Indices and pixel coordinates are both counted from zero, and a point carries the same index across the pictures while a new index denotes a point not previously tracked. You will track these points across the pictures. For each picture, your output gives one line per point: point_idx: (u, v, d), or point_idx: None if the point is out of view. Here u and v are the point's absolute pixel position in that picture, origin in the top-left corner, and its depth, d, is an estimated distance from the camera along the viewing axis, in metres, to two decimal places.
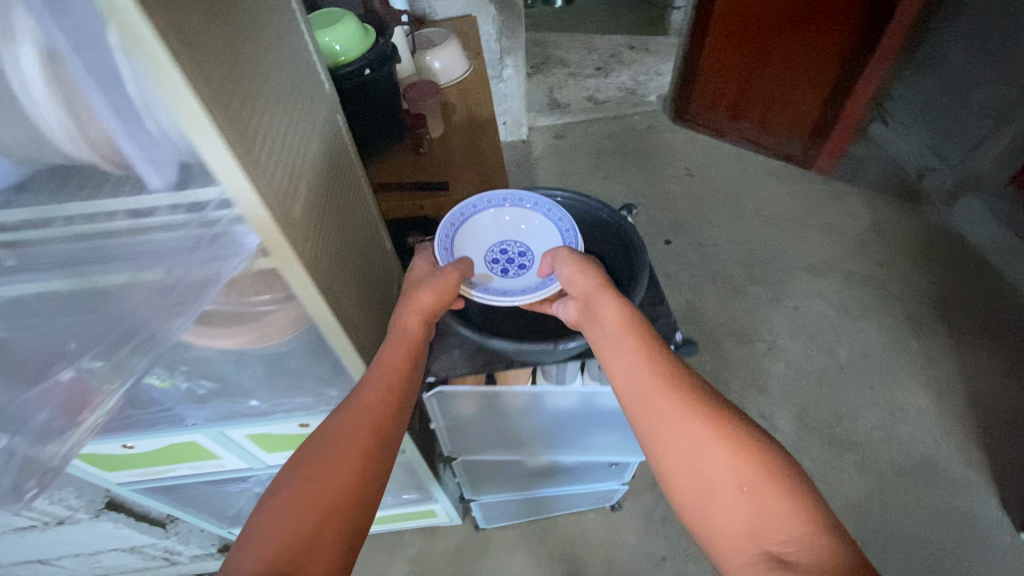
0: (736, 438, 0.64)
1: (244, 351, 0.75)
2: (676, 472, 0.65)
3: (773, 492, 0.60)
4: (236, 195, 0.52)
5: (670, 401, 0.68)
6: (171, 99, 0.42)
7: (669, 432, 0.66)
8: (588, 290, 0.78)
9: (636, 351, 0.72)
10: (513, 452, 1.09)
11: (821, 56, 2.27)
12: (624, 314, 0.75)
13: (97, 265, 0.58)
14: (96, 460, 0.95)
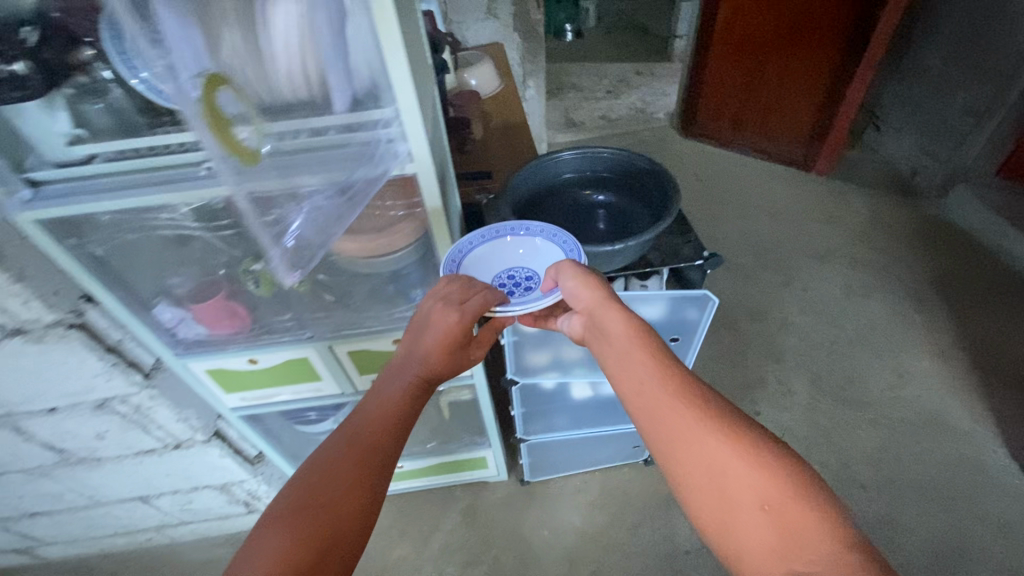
0: (750, 448, 0.66)
1: (367, 261, 0.98)
2: (692, 486, 0.67)
3: (793, 502, 0.62)
4: (401, 105, 0.75)
5: (678, 413, 0.71)
6: (388, 33, 0.67)
7: (685, 445, 0.69)
8: (596, 304, 0.85)
9: (644, 363, 0.77)
10: (566, 374, 1.29)
11: (813, 68, 2.55)
12: (628, 329, 0.81)
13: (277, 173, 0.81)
14: (223, 377, 1.15)
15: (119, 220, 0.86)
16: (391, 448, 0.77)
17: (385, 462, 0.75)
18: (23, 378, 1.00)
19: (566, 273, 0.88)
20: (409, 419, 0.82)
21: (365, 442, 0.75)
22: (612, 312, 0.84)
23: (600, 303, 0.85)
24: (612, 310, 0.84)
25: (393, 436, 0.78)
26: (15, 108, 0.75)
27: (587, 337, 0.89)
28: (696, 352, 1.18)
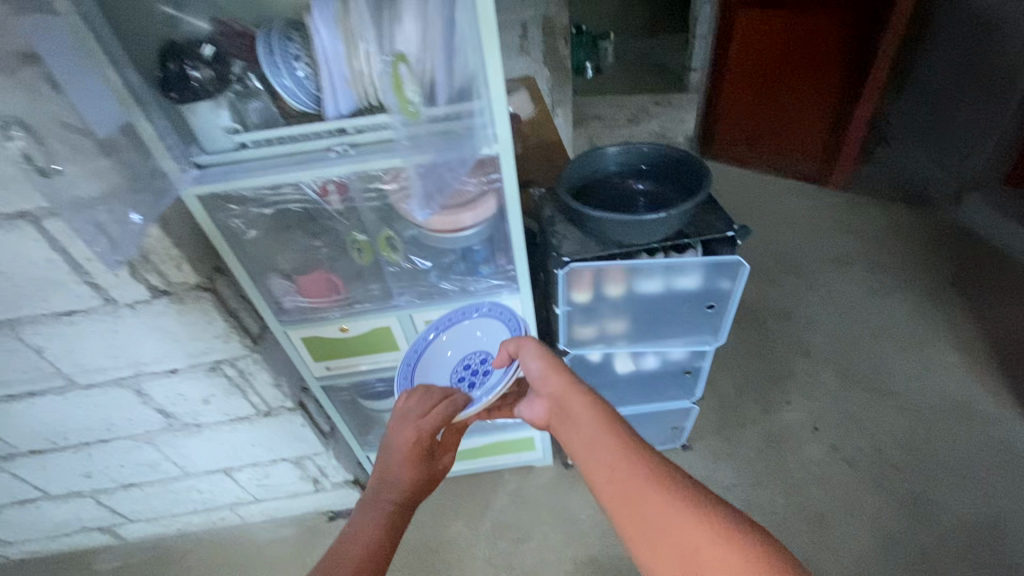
0: (715, 522, 0.76)
1: (449, 238, 1.18)
2: (668, 563, 0.76)
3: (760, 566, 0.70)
4: (491, 100, 0.93)
5: (646, 494, 0.82)
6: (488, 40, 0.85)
7: (655, 524, 0.79)
8: (564, 392, 0.99)
9: (610, 449, 0.88)
10: (610, 346, 1.44)
11: (822, 90, 2.75)
12: (593, 417, 0.93)
13: (390, 154, 1.00)
14: (315, 346, 1.33)
15: (256, 197, 1.07)
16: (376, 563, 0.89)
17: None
18: (159, 338, 1.19)
19: (532, 361, 1.04)
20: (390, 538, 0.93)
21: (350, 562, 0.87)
22: (578, 399, 0.97)
23: (568, 390, 0.98)
24: (578, 398, 0.97)
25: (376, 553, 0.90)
26: (189, 105, 0.95)
27: (558, 423, 1.00)
28: (729, 321, 1.33)
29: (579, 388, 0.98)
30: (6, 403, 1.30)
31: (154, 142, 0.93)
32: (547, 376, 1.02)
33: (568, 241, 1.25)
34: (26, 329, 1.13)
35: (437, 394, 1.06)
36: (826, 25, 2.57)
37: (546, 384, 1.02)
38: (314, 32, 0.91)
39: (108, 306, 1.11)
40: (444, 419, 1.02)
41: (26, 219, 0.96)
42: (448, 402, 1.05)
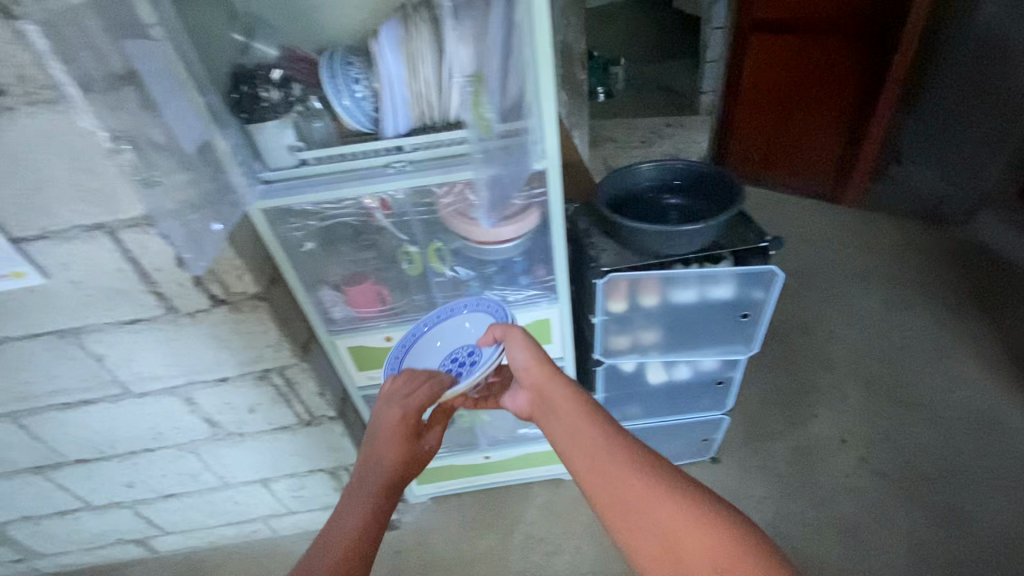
0: (692, 505, 0.80)
1: (493, 249, 1.23)
2: (647, 545, 0.80)
3: (733, 546, 0.75)
4: (542, 121, 1.00)
5: (627, 480, 0.85)
6: (542, 64, 0.91)
7: (635, 510, 0.82)
8: (546, 383, 1.01)
9: (591, 437, 0.91)
10: (643, 357, 1.46)
11: (833, 110, 2.81)
12: (574, 407, 0.96)
13: (448, 169, 1.06)
14: (359, 355, 1.37)
15: (315, 210, 1.14)
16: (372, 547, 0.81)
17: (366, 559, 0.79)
18: (214, 346, 1.24)
19: (515, 345, 1.05)
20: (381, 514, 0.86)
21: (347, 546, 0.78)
22: (558, 389, 1.00)
23: (550, 381, 1.01)
24: (559, 387, 1.00)
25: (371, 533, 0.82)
26: (258, 122, 1.01)
27: (540, 412, 1.03)
28: (763, 330, 1.37)
29: (558, 376, 1.01)
30: (60, 412, 1.34)
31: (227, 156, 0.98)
32: (530, 364, 1.04)
33: (606, 252, 1.30)
34: (89, 338, 1.18)
35: (424, 374, 1.06)
36: (834, 48, 2.67)
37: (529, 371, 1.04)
38: (380, 55, 0.98)
39: (170, 315, 1.16)
40: (429, 399, 1.01)
41: (102, 230, 1.01)
42: (434, 381, 1.05)
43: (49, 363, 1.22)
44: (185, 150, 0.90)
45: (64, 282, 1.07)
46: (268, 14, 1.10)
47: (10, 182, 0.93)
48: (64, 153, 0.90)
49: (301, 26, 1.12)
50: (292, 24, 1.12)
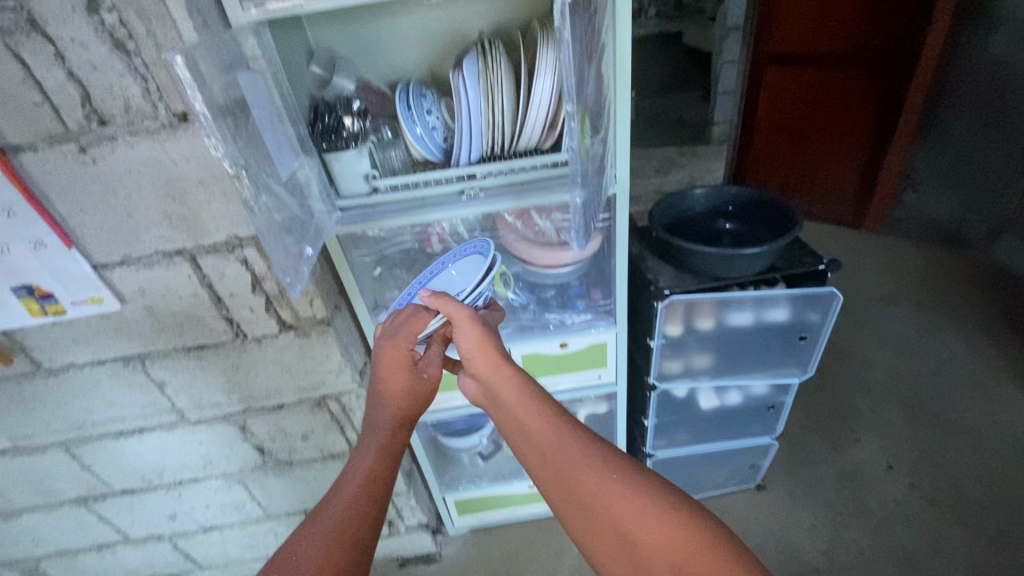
0: (653, 508, 0.75)
1: (556, 271, 1.22)
2: (607, 548, 0.76)
3: (697, 549, 0.71)
4: (615, 153, 1.01)
5: (586, 482, 0.79)
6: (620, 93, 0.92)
7: (594, 515, 0.77)
8: (498, 373, 0.90)
9: (544, 436, 0.83)
10: (694, 382, 1.45)
11: (850, 138, 2.86)
12: (522, 403, 0.87)
13: (520, 195, 1.09)
14: None
15: (385, 234, 1.17)
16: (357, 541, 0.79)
17: (352, 560, 0.78)
18: (276, 372, 1.23)
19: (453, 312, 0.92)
20: (381, 467, 0.88)
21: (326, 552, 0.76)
22: (508, 381, 0.90)
23: (499, 374, 0.90)
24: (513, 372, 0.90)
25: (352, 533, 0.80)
26: (333, 151, 1.04)
27: (489, 404, 0.94)
28: (820, 352, 1.36)
29: (507, 364, 0.90)
30: (114, 440, 1.33)
31: (308, 185, 1.02)
32: (477, 350, 0.93)
33: (664, 275, 1.31)
34: (154, 364, 1.18)
35: (405, 312, 0.99)
36: (851, 81, 2.72)
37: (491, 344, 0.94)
38: (461, 88, 1.03)
39: (237, 340, 1.16)
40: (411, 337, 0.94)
41: (183, 256, 1.02)
42: (412, 314, 0.98)
43: (111, 389, 1.22)
44: (281, 178, 0.92)
45: (138, 308, 1.08)
46: (342, 49, 1.16)
47: (102, 209, 0.95)
48: (158, 180, 0.93)
49: (370, 60, 1.18)
50: (366, 60, 1.18)
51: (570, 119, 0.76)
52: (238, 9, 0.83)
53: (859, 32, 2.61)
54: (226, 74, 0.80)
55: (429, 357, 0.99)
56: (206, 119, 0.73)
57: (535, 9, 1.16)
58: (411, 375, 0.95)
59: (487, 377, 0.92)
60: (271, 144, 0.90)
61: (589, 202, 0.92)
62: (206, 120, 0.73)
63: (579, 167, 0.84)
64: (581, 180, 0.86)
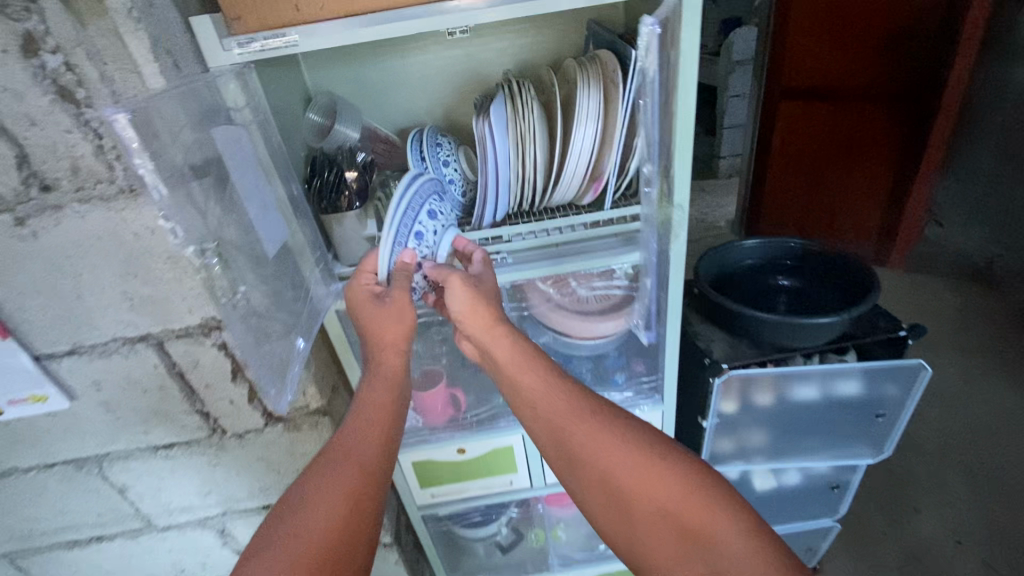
0: (644, 457, 0.74)
1: (594, 344, 1.04)
2: (599, 496, 0.76)
3: (687, 496, 0.70)
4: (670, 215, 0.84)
5: (590, 435, 0.78)
6: (680, 154, 0.75)
7: (598, 464, 0.76)
8: (486, 324, 0.83)
9: (538, 390, 0.82)
10: (747, 464, 1.25)
11: (886, 169, 2.32)
12: (511, 359, 0.83)
13: (555, 261, 0.90)
14: (424, 471, 1.15)
15: None
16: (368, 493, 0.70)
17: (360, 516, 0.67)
18: (261, 470, 1.03)
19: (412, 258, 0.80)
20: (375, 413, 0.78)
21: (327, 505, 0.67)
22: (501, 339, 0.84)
23: (485, 325, 0.83)
24: (501, 321, 0.83)
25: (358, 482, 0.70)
26: (337, 213, 0.88)
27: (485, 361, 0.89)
28: (899, 431, 1.16)
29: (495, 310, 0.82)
30: (66, 552, 1.10)
31: (302, 254, 0.85)
32: (466, 308, 0.82)
33: (716, 344, 1.13)
34: (113, 466, 0.97)
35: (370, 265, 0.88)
36: (878, 115, 2.24)
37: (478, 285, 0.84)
38: (487, 137, 0.85)
39: (213, 437, 0.96)
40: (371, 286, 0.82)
41: (148, 342, 0.83)
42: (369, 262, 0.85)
43: (61, 496, 1.01)
44: (267, 253, 0.75)
45: (94, 404, 0.89)
46: (343, 94, 1.01)
47: (45, 291, 0.76)
48: (116, 255, 0.75)
49: (376, 104, 1.03)
50: (370, 104, 1.03)
51: (647, 180, 0.81)
52: (219, 49, 0.68)
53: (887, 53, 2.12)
54: (195, 129, 0.63)
55: (397, 285, 0.80)
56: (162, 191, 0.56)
57: (563, 47, 1.01)
58: (383, 313, 0.80)
59: (478, 330, 0.83)
60: (255, 213, 0.73)
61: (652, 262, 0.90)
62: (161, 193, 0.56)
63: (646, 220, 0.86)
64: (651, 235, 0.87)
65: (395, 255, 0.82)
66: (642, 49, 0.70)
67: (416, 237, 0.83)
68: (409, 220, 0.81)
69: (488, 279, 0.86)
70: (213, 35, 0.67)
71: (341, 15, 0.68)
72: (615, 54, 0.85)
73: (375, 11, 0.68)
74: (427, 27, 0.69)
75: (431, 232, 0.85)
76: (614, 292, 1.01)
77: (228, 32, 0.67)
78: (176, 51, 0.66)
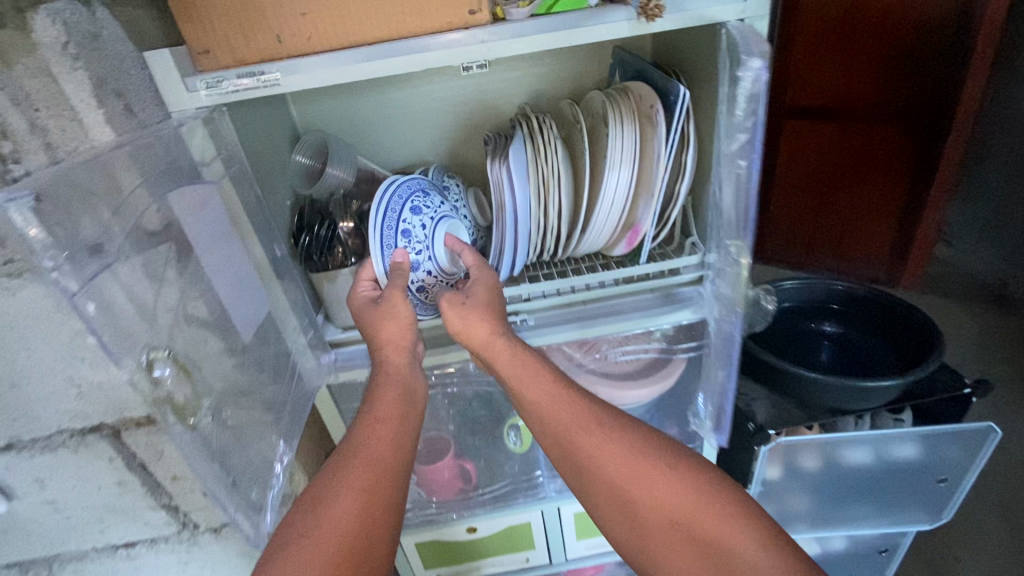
0: (643, 460, 0.63)
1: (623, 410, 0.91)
2: (607, 509, 0.64)
3: (702, 508, 0.59)
4: (721, 273, 0.72)
5: (605, 448, 0.64)
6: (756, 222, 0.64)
7: (611, 479, 0.63)
8: (485, 333, 0.66)
9: (553, 406, 0.65)
10: (790, 532, 1.12)
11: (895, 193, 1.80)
12: (517, 361, 0.67)
13: (585, 322, 0.78)
14: (429, 553, 1.00)
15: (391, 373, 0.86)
16: (384, 503, 0.55)
17: (372, 531, 0.53)
18: (239, 565, 0.88)
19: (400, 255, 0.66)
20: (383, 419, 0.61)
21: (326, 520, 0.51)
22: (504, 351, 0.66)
23: (484, 332, 0.66)
24: (503, 331, 0.66)
25: (370, 487, 0.55)
26: (330, 272, 0.75)
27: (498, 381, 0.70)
28: (961, 495, 1.04)
29: (495, 318, 0.65)
30: None
31: (285, 322, 0.72)
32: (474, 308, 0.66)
33: (758, 404, 1.00)
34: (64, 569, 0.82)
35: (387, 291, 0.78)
36: (879, 135, 1.72)
37: (469, 296, 0.67)
38: (505, 182, 0.73)
39: (184, 532, 0.82)
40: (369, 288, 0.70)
41: (102, 433, 0.69)
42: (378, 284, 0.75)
43: None
44: (238, 335, 0.61)
45: (39, 504, 0.74)
46: (334, 130, 0.89)
47: None
48: (60, 336, 0.61)
49: (373, 141, 0.91)
50: (365, 140, 0.91)
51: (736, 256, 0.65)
52: (183, 90, 0.56)
53: (888, 70, 1.64)
54: (149, 192, 0.50)
55: (392, 292, 0.66)
56: (105, 282, 0.43)
57: (583, 74, 0.90)
58: (378, 316, 0.66)
59: (485, 335, 0.66)
60: (224, 288, 0.60)
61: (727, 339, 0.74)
62: (106, 279, 0.43)
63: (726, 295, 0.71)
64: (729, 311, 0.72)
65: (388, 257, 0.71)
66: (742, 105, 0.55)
67: (405, 237, 0.72)
68: (391, 218, 0.71)
69: (481, 285, 0.68)
70: (173, 72, 0.55)
71: (331, 48, 0.56)
72: (646, 84, 0.74)
73: (371, 43, 0.56)
74: (436, 64, 0.57)
75: (420, 226, 0.73)
76: (644, 353, 0.88)
77: (193, 69, 0.55)
78: (129, 93, 0.53)
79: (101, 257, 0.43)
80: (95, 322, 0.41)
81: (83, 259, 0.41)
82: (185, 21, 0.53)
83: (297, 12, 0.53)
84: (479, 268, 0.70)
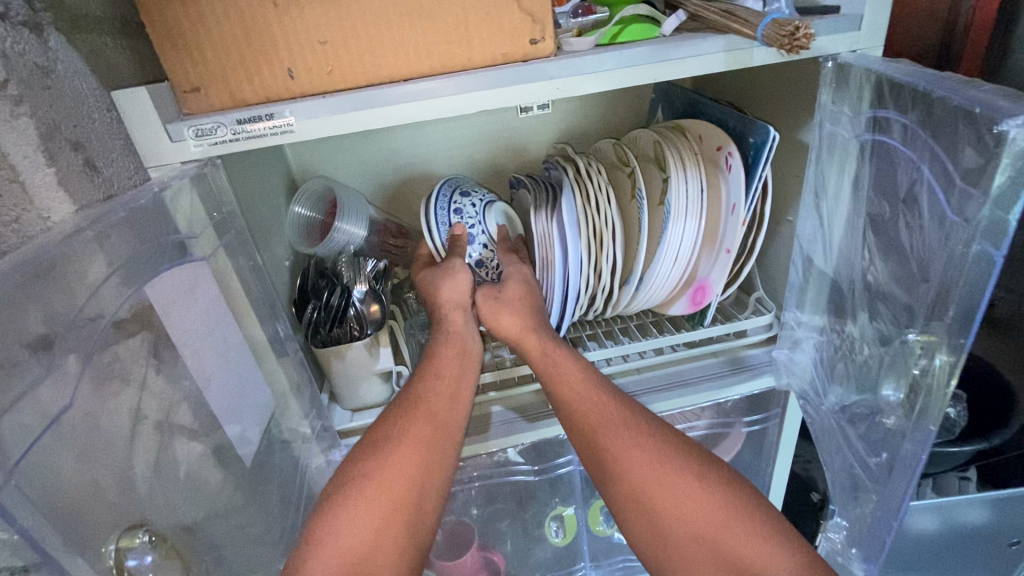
0: (667, 468, 0.48)
1: None
2: (644, 538, 0.47)
3: (720, 520, 0.46)
4: (821, 343, 0.59)
5: (652, 465, 0.48)
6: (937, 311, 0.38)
7: (654, 498, 0.47)
8: (516, 328, 0.56)
9: (600, 420, 0.50)
10: None
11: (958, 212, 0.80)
12: (549, 355, 0.54)
13: (644, 398, 0.65)
14: None
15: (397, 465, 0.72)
16: (432, 481, 0.47)
17: (421, 500, 0.46)
18: None
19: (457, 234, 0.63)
20: (413, 417, 0.50)
21: (378, 485, 0.45)
22: (550, 357, 0.54)
23: (515, 326, 0.56)
24: (537, 324, 0.56)
25: (424, 453, 0.48)
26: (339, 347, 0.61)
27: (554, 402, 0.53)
28: None
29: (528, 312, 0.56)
30: None
31: (288, 416, 0.58)
32: (512, 299, 0.58)
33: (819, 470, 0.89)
34: None
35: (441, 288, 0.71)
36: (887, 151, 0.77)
37: (503, 292, 0.58)
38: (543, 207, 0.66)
39: None
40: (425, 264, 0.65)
41: None
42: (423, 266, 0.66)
43: None
44: (234, 453, 0.47)
45: None
46: (338, 171, 0.78)
47: None
48: None
49: (380, 184, 0.79)
50: (372, 182, 0.79)
51: (926, 353, 0.39)
52: (164, 139, 0.44)
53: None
54: (122, 286, 0.37)
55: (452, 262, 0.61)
56: (54, 444, 0.29)
57: (616, 105, 0.81)
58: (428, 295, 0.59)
59: (509, 332, 0.56)
60: (218, 397, 0.46)
61: (866, 467, 0.50)
62: (53, 443, 0.29)
63: (873, 420, 0.48)
64: (875, 442, 0.48)
65: (444, 231, 0.66)
66: (1005, 162, 0.31)
67: (458, 215, 0.67)
68: (444, 195, 0.68)
69: (515, 279, 0.60)
70: (152, 116, 0.43)
71: (356, 85, 0.44)
72: (710, 123, 0.64)
73: (405, 79, 0.44)
74: (485, 104, 0.46)
75: (470, 204, 0.68)
76: (693, 429, 0.76)
77: (178, 112, 0.43)
78: (90, 145, 0.39)
79: (47, 408, 0.29)
80: (34, 515, 0.27)
81: (23, 419, 0.27)
82: (167, 53, 0.41)
83: (315, 41, 0.41)
84: (512, 265, 0.62)
